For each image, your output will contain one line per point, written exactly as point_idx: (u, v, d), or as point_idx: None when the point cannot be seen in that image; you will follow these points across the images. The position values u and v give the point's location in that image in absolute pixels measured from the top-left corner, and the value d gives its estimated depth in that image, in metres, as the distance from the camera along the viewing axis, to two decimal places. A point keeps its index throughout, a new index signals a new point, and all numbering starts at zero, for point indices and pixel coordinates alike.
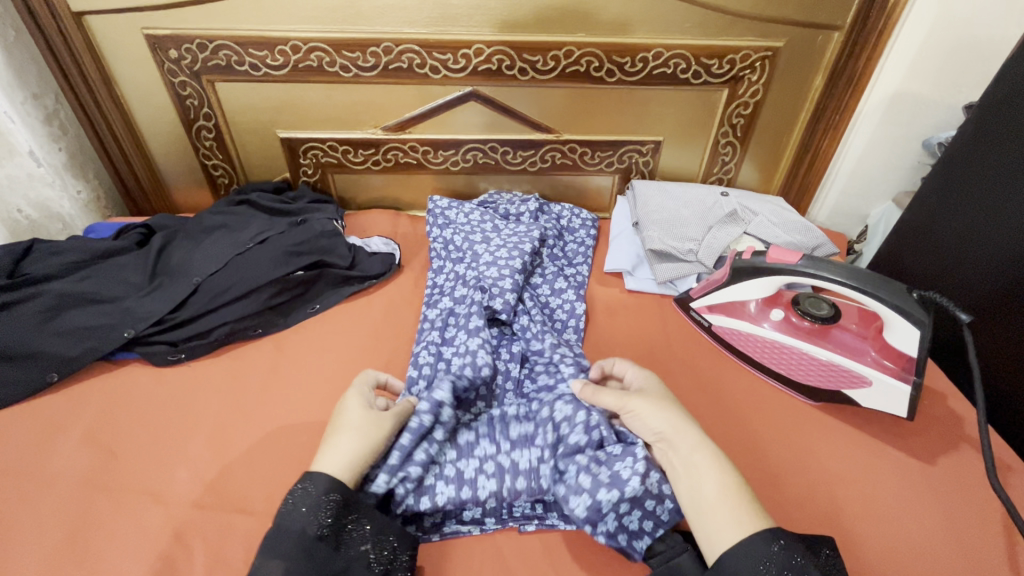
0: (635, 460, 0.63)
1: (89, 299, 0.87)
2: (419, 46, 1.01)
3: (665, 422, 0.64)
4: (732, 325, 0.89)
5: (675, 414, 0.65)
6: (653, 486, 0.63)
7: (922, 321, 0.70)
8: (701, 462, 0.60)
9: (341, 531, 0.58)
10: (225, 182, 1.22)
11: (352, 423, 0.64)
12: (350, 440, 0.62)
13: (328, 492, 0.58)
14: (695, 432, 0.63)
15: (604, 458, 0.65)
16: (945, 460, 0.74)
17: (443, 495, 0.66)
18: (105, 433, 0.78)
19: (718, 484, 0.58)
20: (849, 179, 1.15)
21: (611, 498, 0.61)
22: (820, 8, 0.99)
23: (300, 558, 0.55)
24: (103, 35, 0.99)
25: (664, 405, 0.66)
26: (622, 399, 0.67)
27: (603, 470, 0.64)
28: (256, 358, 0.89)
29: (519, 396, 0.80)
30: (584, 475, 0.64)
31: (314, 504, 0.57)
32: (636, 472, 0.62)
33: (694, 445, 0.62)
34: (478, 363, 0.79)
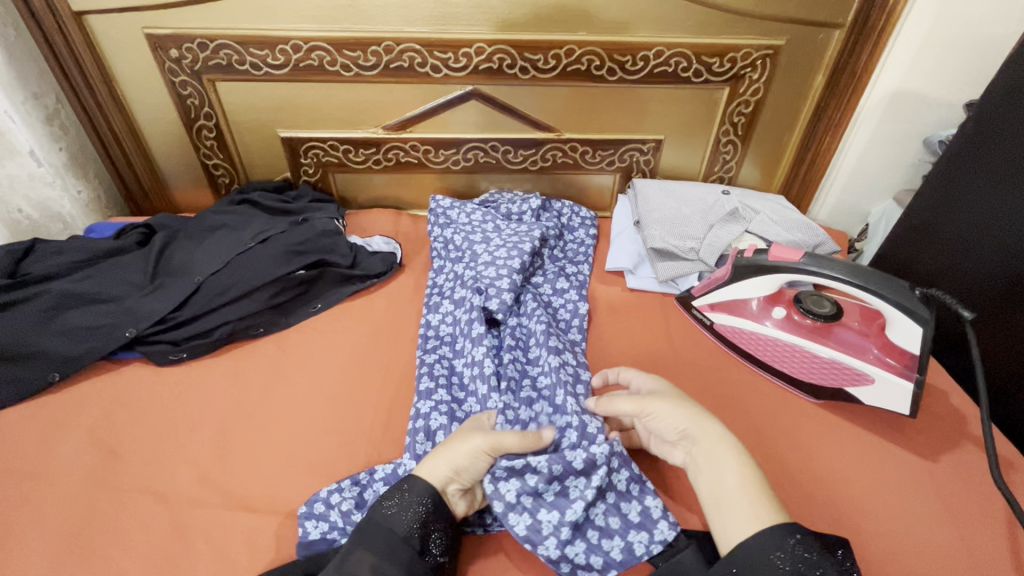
0: (587, 483, 0.65)
1: (90, 299, 0.87)
2: (420, 44, 1.01)
3: (686, 417, 0.64)
4: (735, 323, 0.89)
5: (694, 408, 0.65)
6: (597, 517, 0.65)
7: (924, 319, 0.70)
8: (724, 452, 0.60)
9: (425, 535, 0.59)
10: (225, 182, 1.21)
11: (450, 437, 0.66)
12: (438, 449, 0.64)
13: (420, 495, 0.60)
14: (716, 425, 0.63)
15: (556, 475, 0.66)
16: (948, 458, 0.74)
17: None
18: (108, 432, 0.78)
19: (738, 473, 0.59)
20: (850, 178, 1.15)
21: (551, 519, 0.63)
22: (820, 5, 0.99)
23: (387, 554, 0.56)
24: (104, 35, 0.99)
25: (681, 400, 0.66)
26: (641, 402, 0.66)
27: (549, 491, 0.65)
28: (256, 357, 0.89)
29: (522, 402, 0.77)
30: (526, 497, 0.64)
31: (403, 504, 0.60)
32: (583, 491, 0.65)
33: (716, 435, 0.62)
34: (485, 373, 0.79)
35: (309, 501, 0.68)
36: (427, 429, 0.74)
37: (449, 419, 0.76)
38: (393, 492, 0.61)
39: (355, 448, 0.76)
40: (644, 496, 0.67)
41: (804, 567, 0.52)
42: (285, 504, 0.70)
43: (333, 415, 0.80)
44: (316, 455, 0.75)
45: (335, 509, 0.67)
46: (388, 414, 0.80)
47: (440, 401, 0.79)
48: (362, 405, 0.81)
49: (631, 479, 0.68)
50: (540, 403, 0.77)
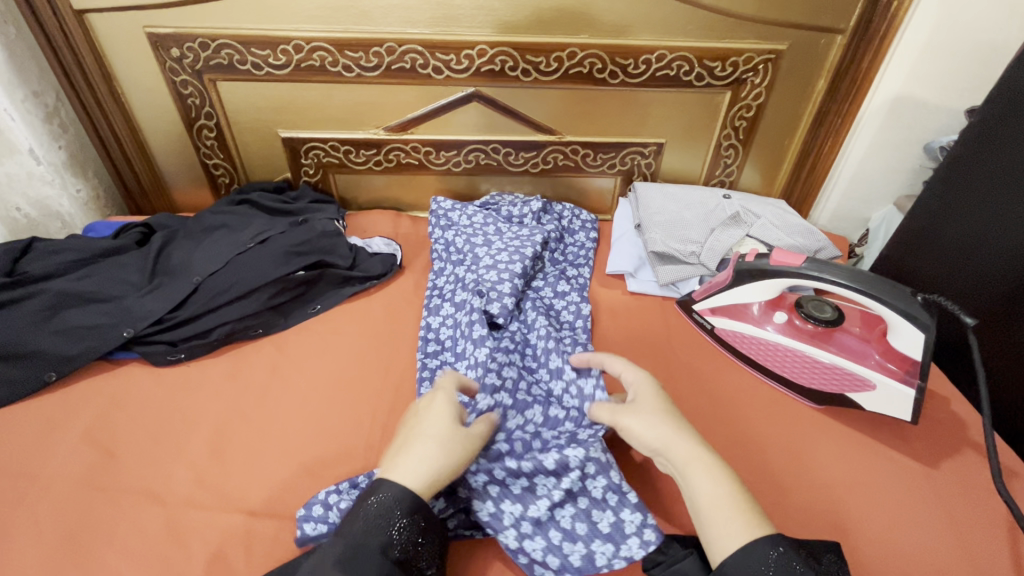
0: (556, 483, 0.66)
1: (88, 298, 0.87)
2: (422, 46, 1.00)
3: (656, 436, 0.63)
4: (735, 327, 0.88)
5: (666, 426, 0.63)
6: (563, 519, 0.65)
7: (926, 324, 0.70)
8: (694, 472, 0.59)
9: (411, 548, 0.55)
10: (225, 181, 1.21)
11: (439, 434, 0.60)
12: (430, 453, 0.59)
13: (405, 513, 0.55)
14: (689, 442, 0.62)
15: (526, 471, 0.66)
16: (950, 464, 0.74)
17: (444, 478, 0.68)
18: (104, 432, 0.78)
19: (709, 495, 0.57)
20: (850, 184, 1.15)
21: (513, 511, 0.64)
22: (823, 10, 0.99)
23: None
24: (105, 33, 0.99)
25: (652, 417, 0.64)
26: (615, 415, 0.66)
27: (518, 483, 0.66)
28: (255, 358, 0.89)
29: (513, 407, 0.76)
30: (495, 485, 0.65)
31: (385, 509, 0.55)
32: (551, 490, 0.65)
33: (689, 455, 0.60)
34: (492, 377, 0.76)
35: (308, 503, 0.67)
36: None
37: None
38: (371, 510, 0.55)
39: (354, 451, 0.75)
40: (620, 508, 0.65)
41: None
42: (284, 505, 0.69)
43: (331, 417, 0.80)
44: (315, 457, 0.75)
45: (334, 510, 0.66)
46: (388, 416, 0.80)
47: None
48: (362, 407, 0.81)
49: (608, 488, 0.66)
50: (532, 412, 0.76)
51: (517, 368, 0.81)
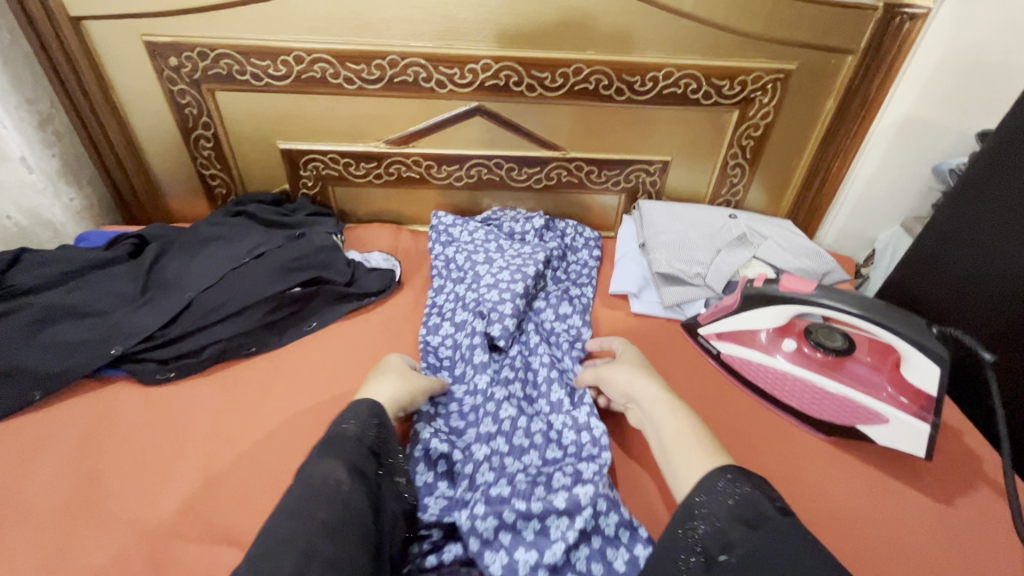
0: (569, 524, 0.63)
1: (76, 312, 0.84)
2: (425, 59, 0.99)
3: (628, 383, 0.71)
4: (741, 353, 0.85)
5: (640, 374, 0.72)
6: (578, 561, 0.62)
7: (941, 357, 0.67)
8: (660, 411, 0.66)
9: (384, 449, 0.62)
10: (222, 192, 1.18)
11: (393, 370, 0.74)
12: (388, 379, 0.72)
13: (375, 417, 0.63)
14: (653, 386, 0.69)
15: (536, 513, 0.63)
16: (966, 501, 0.72)
17: (436, 506, 0.66)
18: (87, 455, 0.74)
19: (671, 425, 0.63)
20: (855, 206, 1.16)
21: (528, 559, 0.61)
22: (833, 29, 0.97)
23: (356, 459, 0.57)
24: (101, 41, 0.97)
25: (626, 369, 0.74)
26: (597, 372, 0.77)
27: (530, 527, 0.63)
28: (247, 377, 0.86)
29: (511, 450, 0.74)
30: (501, 531, 0.63)
31: (361, 424, 0.61)
32: (565, 532, 0.62)
33: (655, 395, 0.68)
34: (496, 414, 0.77)
35: None
36: (426, 448, 0.71)
37: (449, 446, 0.72)
38: (348, 414, 0.62)
39: None
40: (634, 544, 0.63)
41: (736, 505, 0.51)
42: None
43: None
44: None
45: None
46: None
47: (439, 428, 0.75)
48: None
49: (620, 524, 0.64)
50: (530, 454, 0.74)
51: (514, 404, 0.79)
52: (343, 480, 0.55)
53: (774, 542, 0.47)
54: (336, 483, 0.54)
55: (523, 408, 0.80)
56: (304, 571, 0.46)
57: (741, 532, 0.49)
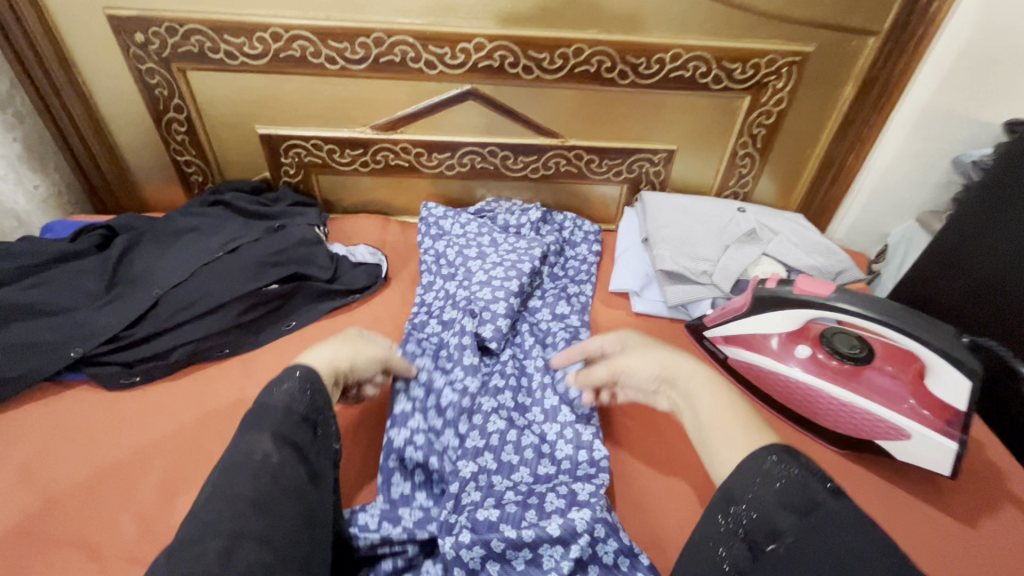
0: (564, 553, 0.58)
1: (34, 311, 0.78)
2: (413, 37, 0.91)
3: (660, 363, 0.62)
4: (751, 359, 0.79)
5: (665, 352, 0.63)
6: None
7: (973, 371, 0.61)
8: (698, 385, 0.58)
9: (319, 418, 0.55)
10: (198, 180, 1.11)
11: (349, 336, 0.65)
12: (338, 343, 0.63)
13: (309, 384, 0.55)
14: (686, 360, 0.61)
15: (528, 541, 0.58)
16: (990, 523, 0.66)
17: (409, 520, 0.62)
18: (43, 467, 0.69)
19: (715, 406, 0.55)
20: (869, 198, 1.09)
21: None
22: (855, 9, 0.90)
23: (286, 429, 0.51)
24: (62, 14, 0.89)
25: (654, 347, 0.64)
26: (611, 366, 0.67)
27: (520, 557, 0.59)
28: (220, 381, 0.80)
29: (499, 467, 0.69)
30: (485, 560, 0.58)
31: (291, 391, 0.54)
32: (558, 565, 0.58)
33: (697, 373, 0.59)
34: (484, 426, 0.72)
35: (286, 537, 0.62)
36: (401, 455, 0.68)
37: (427, 454, 0.67)
38: (279, 378, 0.55)
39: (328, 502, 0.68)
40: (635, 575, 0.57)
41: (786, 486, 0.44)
42: None
43: None
44: None
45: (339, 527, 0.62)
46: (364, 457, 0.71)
47: (416, 431, 0.69)
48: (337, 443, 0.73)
49: (620, 552, 0.58)
50: (520, 471, 0.69)
51: (504, 415, 0.73)
52: (271, 454, 0.49)
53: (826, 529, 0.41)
54: (262, 456, 0.49)
55: (515, 419, 0.73)
56: (230, 553, 0.42)
57: (790, 520, 0.42)
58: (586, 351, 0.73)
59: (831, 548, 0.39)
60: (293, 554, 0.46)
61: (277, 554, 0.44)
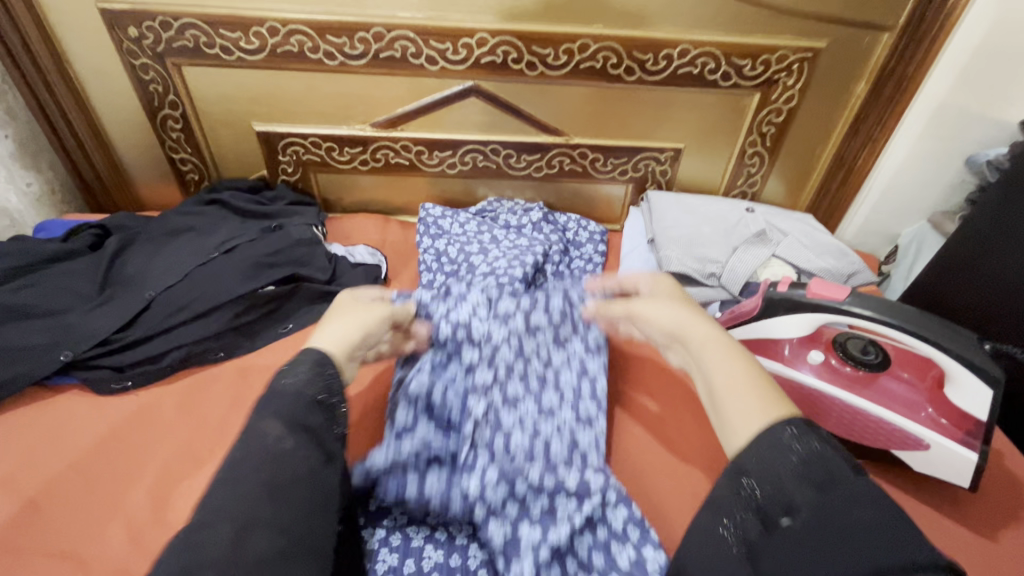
0: (577, 507, 0.58)
1: (24, 314, 0.76)
2: (414, 32, 0.89)
3: (680, 320, 0.59)
4: (761, 365, 0.76)
5: (686, 313, 0.60)
6: (580, 548, 0.56)
7: (996, 379, 0.59)
8: (714, 353, 0.54)
9: (334, 400, 0.51)
10: (194, 178, 1.09)
11: (343, 309, 0.62)
12: (338, 320, 0.59)
13: (320, 365, 0.52)
14: (706, 327, 0.58)
15: (547, 488, 0.59)
16: (1011, 535, 0.64)
17: (412, 447, 0.61)
18: (32, 475, 0.66)
19: (727, 372, 0.52)
20: (881, 198, 1.06)
21: (531, 536, 0.56)
22: (870, 3, 0.88)
23: (298, 413, 0.47)
24: (54, 8, 0.87)
25: (676, 304, 0.61)
26: (630, 308, 0.64)
27: (538, 500, 0.59)
28: (215, 386, 0.78)
29: (502, 402, 0.66)
30: (497, 502, 0.58)
31: (305, 376, 0.50)
32: (572, 514, 0.57)
33: (712, 338, 0.56)
34: (494, 369, 0.68)
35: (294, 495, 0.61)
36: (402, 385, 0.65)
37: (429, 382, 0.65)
38: (285, 368, 0.51)
39: None
40: (642, 544, 0.55)
41: (807, 461, 0.41)
42: None
43: None
44: None
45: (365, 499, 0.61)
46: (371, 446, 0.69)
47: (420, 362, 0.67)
48: None
49: (629, 520, 0.57)
50: (525, 404, 0.67)
51: (515, 358, 0.70)
52: (282, 438, 0.45)
53: (844, 503, 0.38)
54: (274, 440, 0.45)
55: (521, 349, 0.70)
56: (239, 543, 0.39)
57: (808, 495, 0.39)
58: (621, 286, 0.71)
59: (850, 523, 0.37)
60: (304, 546, 0.43)
61: (291, 544, 0.42)
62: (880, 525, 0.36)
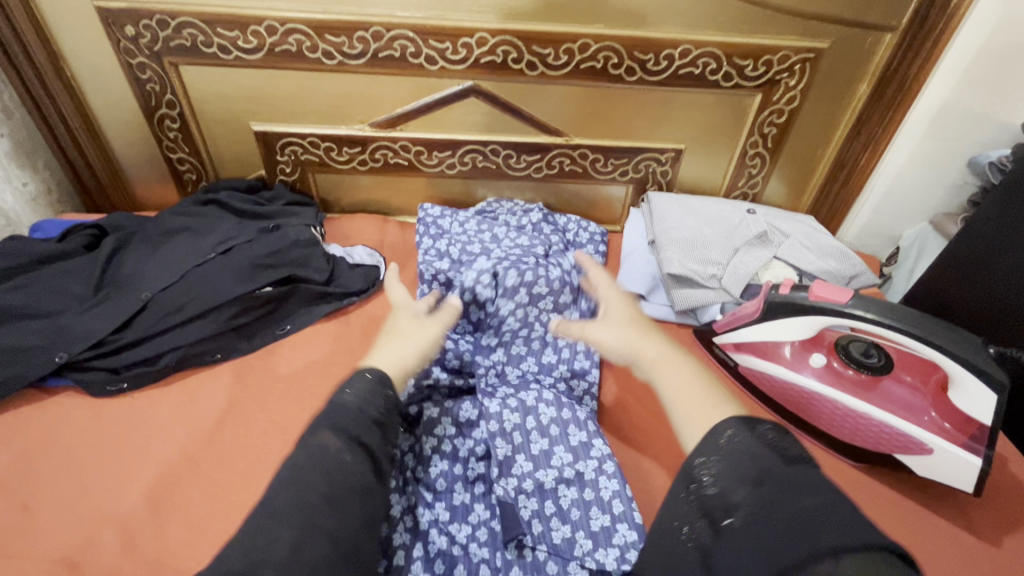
0: (570, 460, 0.65)
1: (18, 315, 0.75)
2: (413, 31, 0.88)
3: (627, 341, 0.60)
4: (762, 368, 0.76)
5: (636, 331, 0.60)
6: (562, 498, 0.62)
7: (1001, 385, 0.58)
8: (663, 368, 0.55)
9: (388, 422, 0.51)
10: (191, 177, 1.08)
11: (399, 331, 0.62)
12: (396, 345, 0.60)
13: (381, 384, 0.52)
14: (657, 345, 0.58)
15: (551, 434, 0.67)
16: (1014, 541, 0.63)
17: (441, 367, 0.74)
18: (25, 478, 0.66)
19: (676, 383, 0.53)
20: (882, 199, 1.05)
21: (524, 470, 0.64)
22: (872, 4, 0.87)
23: (353, 431, 0.47)
24: (50, 6, 0.86)
25: (622, 326, 0.62)
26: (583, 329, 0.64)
27: (539, 442, 0.66)
28: (211, 388, 0.77)
29: (510, 360, 0.78)
30: (500, 438, 0.66)
31: (362, 393, 0.50)
32: (564, 464, 0.64)
33: (659, 357, 0.57)
34: (511, 333, 0.79)
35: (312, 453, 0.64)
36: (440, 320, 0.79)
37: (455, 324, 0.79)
38: (350, 380, 0.52)
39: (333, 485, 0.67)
40: (621, 519, 0.60)
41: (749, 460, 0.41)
42: None
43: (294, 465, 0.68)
44: None
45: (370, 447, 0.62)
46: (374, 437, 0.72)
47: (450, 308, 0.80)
48: None
49: (617, 495, 0.62)
50: (528, 363, 0.78)
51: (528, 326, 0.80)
52: (338, 452, 0.45)
53: (791, 494, 0.38)
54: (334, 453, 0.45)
55: (530, 316, 0.80)
56: (299, 548, 0.40)
57: (745, 493, 0.39)
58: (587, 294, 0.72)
59: (787, 513, 0.36)
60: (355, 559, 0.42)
61: (341, 553, 0.41)
62: (825, 513, 0.35)
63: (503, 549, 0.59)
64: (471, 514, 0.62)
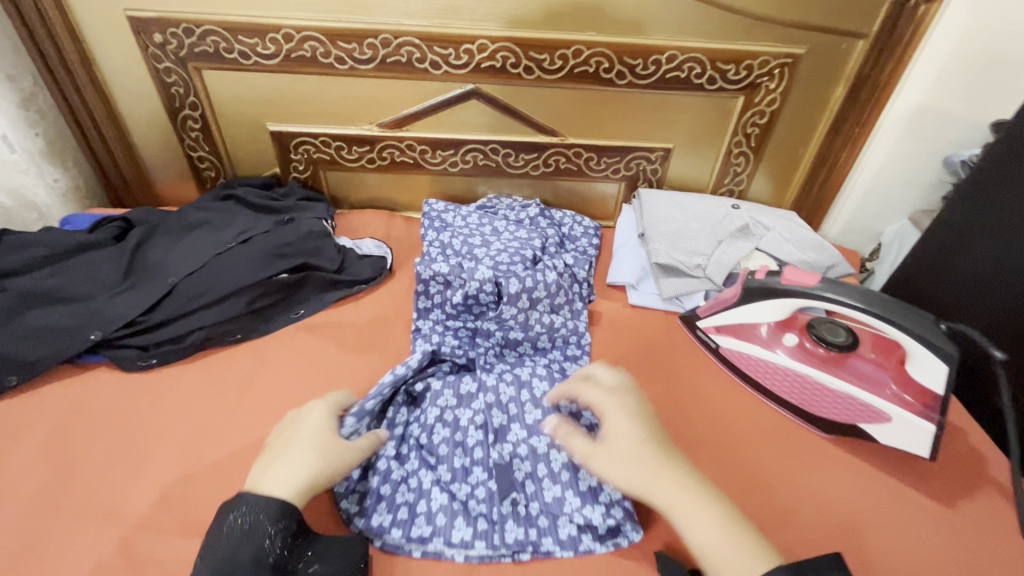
0: None
1: (56, 298, 0.82)
2: (420, 38, 0.95)
3: (637, 480, 0.57)
4: (740, 348, 0.83)
5: (648, 468, 0.58)
6: (553, 462, 0.68)
7: (950, 356, 0.64)
8: (687, 502, 0.56)
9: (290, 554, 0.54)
10: (210, 175, 1.15)
11: (304, 439, 0.61)
12: (295, 456, 0.58)
13: (273, 517, 0.54)
14: (671, 479, 0.57)
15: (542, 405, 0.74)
16: (968, 503, 0.69)
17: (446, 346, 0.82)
18: (66, 443, 0.72)
19: (700, 530, 0.54)
20: (863, 196, 1.11)
21: (519, 436, 0.71)
22: (846, 12, 0.94)
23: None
24: (85, 15, 0.94)
25: (629, 461, 0.59)
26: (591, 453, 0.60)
27: (532, 412, 0.73)
28: (232, 366, 0.83)
29: (506, 344, 0.85)
30: (495, 408, 0.73)
31: (260, 526, 0.53)
32: None
33: (674, 500, 0.56)
34: (504, 320, 0.85)
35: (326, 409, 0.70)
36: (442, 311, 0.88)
37: (455, 312, 0.87)
38: (246, 508, 0.54)
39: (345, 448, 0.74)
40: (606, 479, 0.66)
41: None
42: None
43: None
44: None
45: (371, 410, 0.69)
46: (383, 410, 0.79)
47: (447, 301, 0.87)
48: None
49: None
50: (523, 345, 0.85)
51: (521, 313, 0.85)
52: None
53: None
54: None
55: (529, 317, 0.86)
56: None
57: None
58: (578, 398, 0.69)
59: None
60: None
61: None
62: None
63: (499, 503, 0.65)
64: (470, 474, 0.67)
